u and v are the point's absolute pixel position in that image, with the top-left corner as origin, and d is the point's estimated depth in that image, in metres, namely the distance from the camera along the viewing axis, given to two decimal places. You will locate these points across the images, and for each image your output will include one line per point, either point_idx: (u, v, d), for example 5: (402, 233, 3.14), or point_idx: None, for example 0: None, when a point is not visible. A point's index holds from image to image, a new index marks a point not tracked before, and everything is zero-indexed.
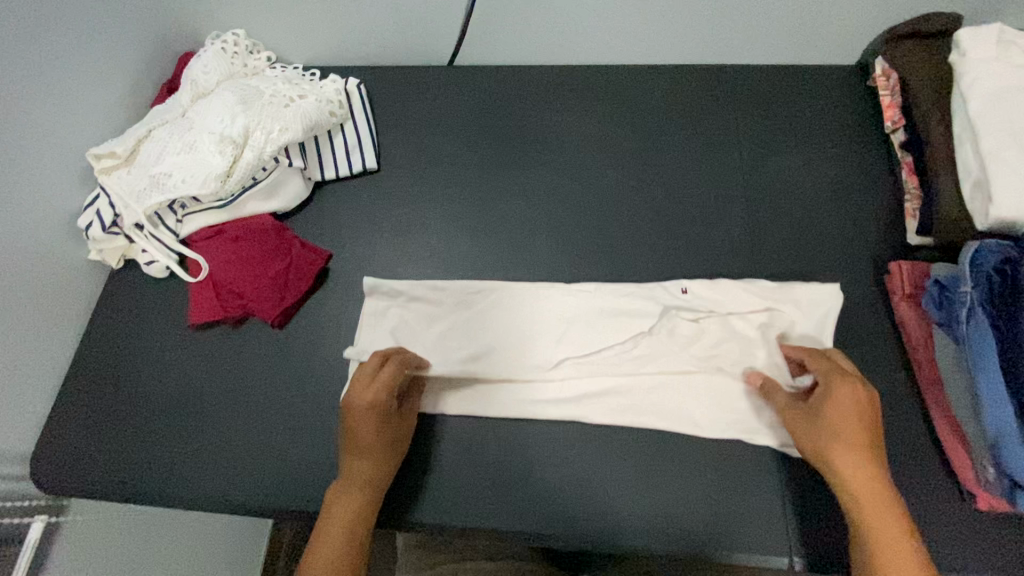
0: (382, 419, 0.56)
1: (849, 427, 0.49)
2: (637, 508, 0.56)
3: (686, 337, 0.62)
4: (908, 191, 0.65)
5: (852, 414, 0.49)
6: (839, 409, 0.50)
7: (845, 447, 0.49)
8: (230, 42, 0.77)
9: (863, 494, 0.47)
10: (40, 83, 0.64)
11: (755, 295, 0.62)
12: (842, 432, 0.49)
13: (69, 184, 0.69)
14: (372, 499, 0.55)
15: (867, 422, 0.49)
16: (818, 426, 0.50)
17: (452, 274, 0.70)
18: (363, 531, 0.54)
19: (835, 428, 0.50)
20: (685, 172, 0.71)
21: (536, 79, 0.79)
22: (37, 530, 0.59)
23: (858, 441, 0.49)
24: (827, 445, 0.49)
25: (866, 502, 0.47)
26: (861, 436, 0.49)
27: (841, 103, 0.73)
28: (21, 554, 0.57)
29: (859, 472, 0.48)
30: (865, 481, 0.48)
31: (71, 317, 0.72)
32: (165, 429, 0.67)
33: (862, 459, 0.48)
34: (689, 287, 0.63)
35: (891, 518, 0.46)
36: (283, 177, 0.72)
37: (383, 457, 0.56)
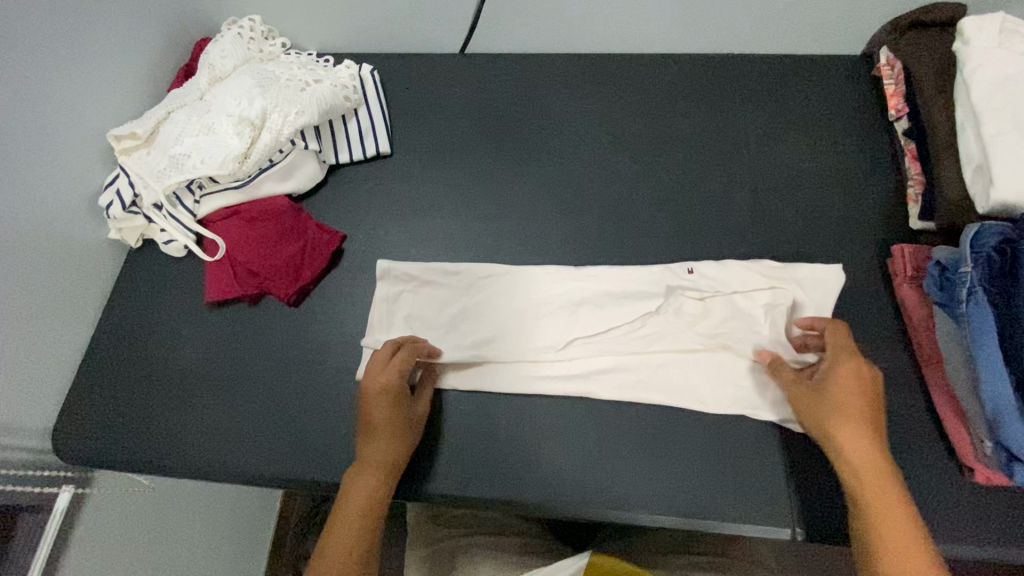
0: (394, 402, 0.59)
1: (850, 399, 0.51)
2: (643, 481, 0.58)
3: (693, 316, 0.63)
4: (911, 178, 0.66)
5: (852, 387, 0.52)
6: (842, 384, 0.52)
7: (845, 417, 0.51)
8: (247, 28, 0.78)
9: (861, 462, 0.49)
10: (62, 62, 0.65)
11: (758, 273, 0.64)
12: (844, 408, 0.51)
13: (89, 164, 0.71)
14: (387, 478, 0.56)
15: (867, 394, 0.52)
16: (823, 402, 0.52)
17: (463, 255, 0.71)
18: (379, 508, 0.56)
19: (835, 399, 0.52)
20: (692, 158, 0.72)
21: (546, 67, 0.80)
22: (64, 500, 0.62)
23: (859, 417, 0.51)
24: (828, 415, 0.52)
25: (864, 469, 0.49)
26: (861, 407, 0.51)
27: (846, 92, 0.74)
28: (47, 523, 0.60)
29: (860, 444, 0.50)
30: (865, 455, 0.49)
31: (91, 293, 0.73)
32: (184, 402, 0.68)
33: (861, 428, 0.50)
34: (696, 267, 0.65)
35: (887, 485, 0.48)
36: (298, 160, 0.74)
37: (397, 437, 0.58)
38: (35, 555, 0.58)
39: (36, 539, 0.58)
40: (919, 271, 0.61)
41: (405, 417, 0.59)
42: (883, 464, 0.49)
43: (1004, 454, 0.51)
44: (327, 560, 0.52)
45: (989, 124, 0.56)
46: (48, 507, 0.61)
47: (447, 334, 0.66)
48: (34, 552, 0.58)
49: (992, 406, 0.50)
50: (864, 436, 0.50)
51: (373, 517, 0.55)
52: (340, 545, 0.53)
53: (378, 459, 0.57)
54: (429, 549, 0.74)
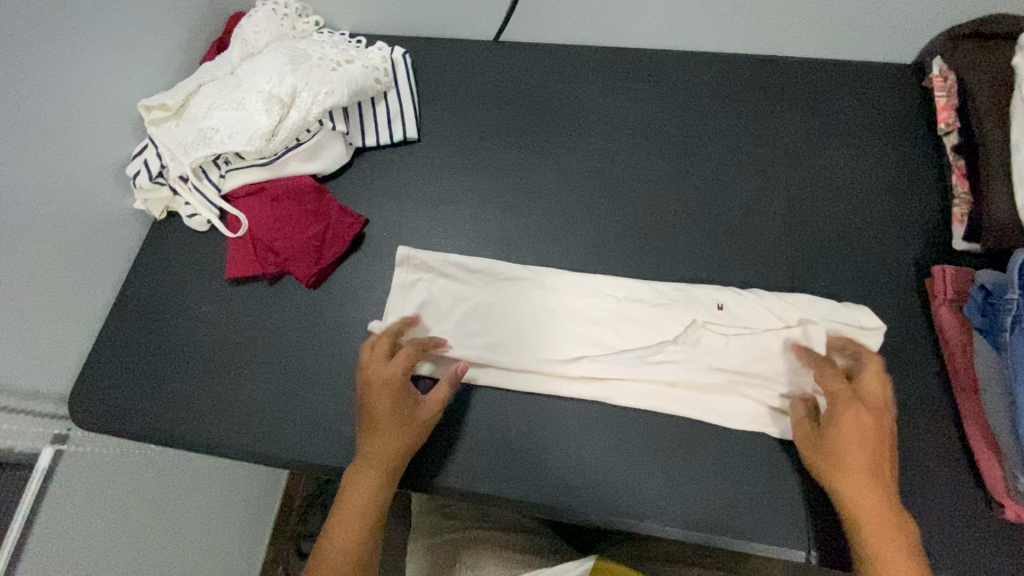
0: (401, 397, 0.58)
1: (852, 449, 0.50)
2: (654, 489, 0.57)
3: (713, 351, 0.61)
4: (957, 196, 0.63)
5: (863, 441, 0.50)
6: (841, 431, 0.51)
7: (848, 466, 0.50)
8: (282, 4, 0.77)
9: (872, 521, 0.49)
10: (98, 29, 0.65)
11: (780, 316, 0.61)
12: (841, 456, 0.50)
13: (118, 134, 0.71)
14: (389, 475, 0.56)
15: (877, 447, 0.51)
16: (821, 449, 0.52)
17: (484, 248, 0.70)
18: (380, 499, 0.56)
19: (838, 447, 0.51)
20: (726, 164, 0.70)
21: (581, 59, 0.78)
22: (46, 460, 0.60)
23: (858, 465, 0.50)
24: (823, 462, 0.51)
25: (874, 526, 0.49)
26: (865, 456, 0.50)
27: (895, 103, 0.71)
28: (30, 480, 0.58)
29: (861, 492, 0.49)
30: (866, 505, 0.49)
31: (115, 262, 0.74)
32: (197, 376, 0.69)
33: (863, 477, 0.49)
34: (725, 303, 0.62)
35: (899, 543, 0.48)
36: (326, 141, 0.73)
37: (401, 432, 0.57)
38: (17, 514, 0.56)
39: (18, 494, 0.57)
40: (960, 295, 0.58)
41: (412, 415, 0.58)
42: (893, 519, 0.49)
43: None
44: (326, 559, 0.53)
45: None
46: (32, 465, 0.59)
47: (461, 331, 0.65)
48: (16, 508, 0.56)
49: None
50: (871, 490, 0.49)
51: (371, 514, 0.55)
52: (343, 542, 0.54)
53: (380, 455, 0.56)
54: (432, 540, 0.74)
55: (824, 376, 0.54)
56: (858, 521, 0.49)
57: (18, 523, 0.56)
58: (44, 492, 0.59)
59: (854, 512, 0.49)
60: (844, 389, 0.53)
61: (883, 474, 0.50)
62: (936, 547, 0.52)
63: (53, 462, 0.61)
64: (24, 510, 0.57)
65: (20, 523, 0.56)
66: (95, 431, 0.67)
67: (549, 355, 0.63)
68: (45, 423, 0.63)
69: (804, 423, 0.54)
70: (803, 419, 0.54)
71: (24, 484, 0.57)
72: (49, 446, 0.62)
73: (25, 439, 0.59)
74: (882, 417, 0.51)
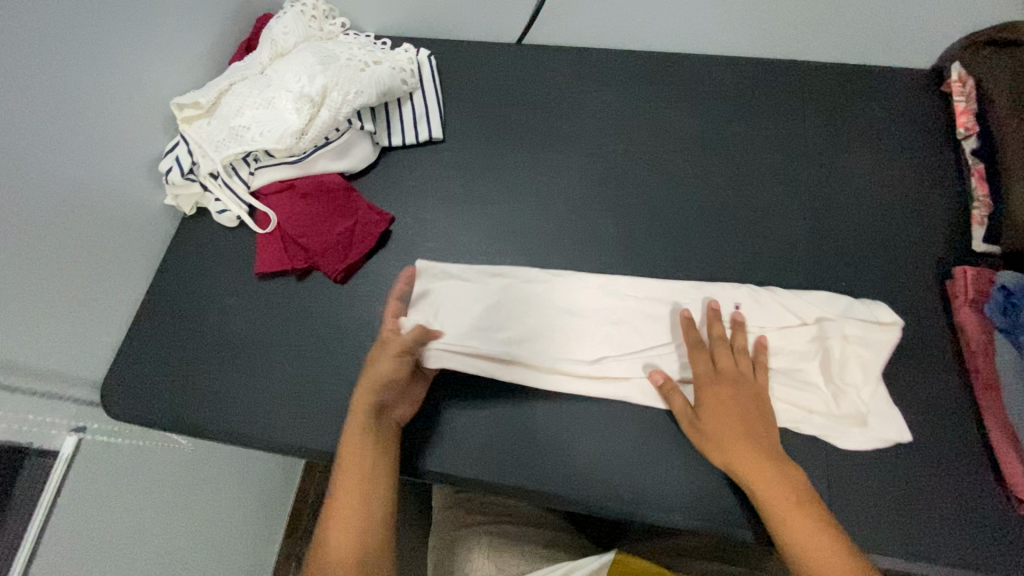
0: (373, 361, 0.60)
1: (724, 422, 0.55)
2: (679, 483, 0.58)
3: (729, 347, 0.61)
4: (977, 199, 0.65)
5: (725, 414, 0.55)
6: (711, 410, 0.56)
7: (727, 438, 0.54)
8: (310, 6, 0.79)
9: (759, 488, 0.52)
10: (134, 27, 0.67)
11: (795, 315, 0.61)
12: (718, 435, 0.54)
13: (151, 131, 0.73)
14: (357, 423, 0.58)
15: (742, 416, 0.55)
16: (703, 433, 0.55)
17: (508, 245, 0.71)
18: (352, 445, 0.57)
19: (713, 424, 0.55)
20: (747, 165, 0.71)
21: (604, 61, 0.80)
22: (69, 447, 0.61)
23: (733, 436, 0.54)
24: (710, 443, 0.55)
25: (766, 492, 0.51)
26: (737, 425, 0.55)
27: (914, 107, 0.72)
28: (52, 467, 0.59)
29: (747, 459, 0.53)
30: (755, 469, 0.52)
31: (146, 256, 0.75)
32: (225, 368, 0.70)
33: (744, 445, 0.53)
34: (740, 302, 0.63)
35: (791, 502, 0.51)
36: (354, 139, 0.75)
37: (366, 377, 0.60)
38: (40, 499, 0.57)
39: (43, 480, 0.57)
40: (981, 295, 0.59)
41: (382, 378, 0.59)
42: (779, 479, 0.52)
43: None
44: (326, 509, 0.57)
45: None
46: (55, 453, 0.60)
47: (483, 327, 0.65)
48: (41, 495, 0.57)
49: None
50: (753, 455, 0.53)
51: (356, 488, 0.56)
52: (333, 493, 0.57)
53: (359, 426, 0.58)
54: (453, 534, 0.75)
55: (693, 359, 0.59)
56: (750, 489, 0.52)
57: (40, 510, 0.56)
58: (68, 480, 0.60)
59: (749, 481, 0.52)
60: (704, 368, 0.58)
61: (758, 438, 0.54)
62: (957, 542, 0.53)
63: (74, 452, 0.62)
64: (47, 496, 0.57)
65: (44, 510, 0.57)
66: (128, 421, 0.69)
67: (579, 352, 0.63)
68: (75, 413, 0.65)
69: (686, 413, 0.57)
70: (687, 407, 0.57)
71: (48, 471, 0.58)
72: (71, 435, 0.62)
73: (49, 428, 0.60)
74: (740, 384, 0.57)
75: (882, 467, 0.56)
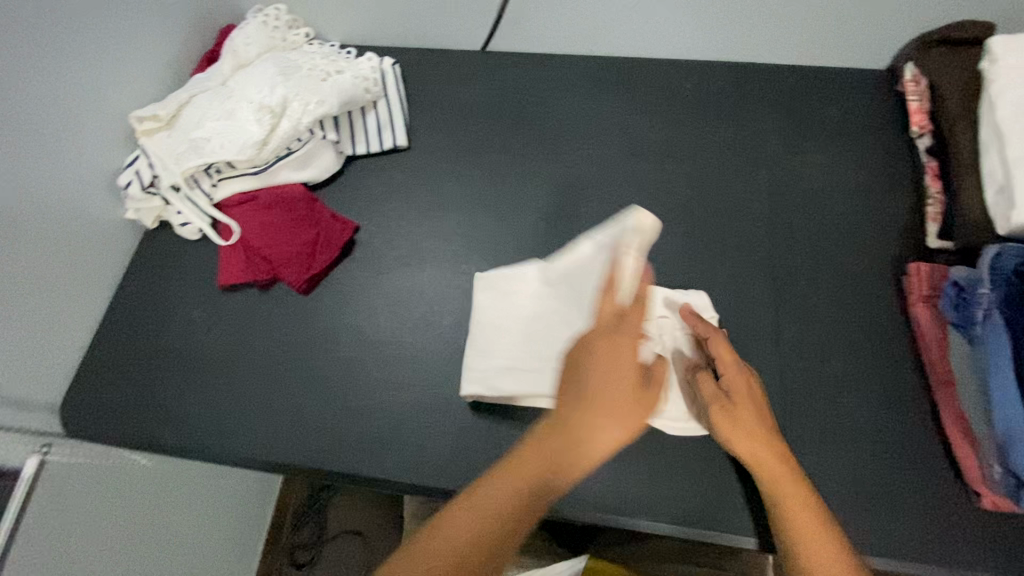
0: (628, 377, 0.48)
1: (750, 410, 0.53)
2: (641, 484, 0.58)
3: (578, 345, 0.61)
4: (931, 196, 0.65)
5: (751, 402, 0.54)
6: (741, 397, 0.54)
7: (753, 425, 0.53)
8: (272, 16, 0.79)
9: (782, 493, 0.50)
10: (87, 40, 0.66)
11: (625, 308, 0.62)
12: (744, 421, 0.53)
13: (109, 145, 0.72)
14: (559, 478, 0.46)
15: (760, 406, 0.54)
16: (733, 417, 0.53)
17: (474, 252, 0.71)
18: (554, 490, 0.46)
19: (743, 411, 0.54)
20: (709, 168, 0.72)
21: (570, 69, 0.80)
22: (32, 468, 0.60)
23: (757, 425, 0.53)
24: (733, 431, 0.53)
25: (787, 500, 0.50)
26: (760, 414, 0.54)
27: (870, 107, 0.73)
28: (13, 489, 0.57)
29: (765, 450, 0.52)
30: (775, 461, 0.51)
31: (108, 271, 0.74)
32: (189, 380, 0.69)
33: (766, 434, 0.53)
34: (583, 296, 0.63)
35: (806, 496, 0.50)
36: (316, 149, 0.74)
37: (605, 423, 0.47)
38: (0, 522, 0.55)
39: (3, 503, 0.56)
40: (935, 290, 0.60)
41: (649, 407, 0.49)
42: (801, 490, 0.50)
43: (1013, 480, 0.50)
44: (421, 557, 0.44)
45: (1014, 144, 0.56)
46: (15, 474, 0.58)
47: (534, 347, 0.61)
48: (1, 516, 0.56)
49: (1004, 429, 0.49)
50: (772, 446, 0.52)
51: (507, 529, 0.44)
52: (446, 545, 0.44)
53: (567, 451, 0.46)
54: None
55: (717, 343, 0.56)
56: (767, 481, 0.51)
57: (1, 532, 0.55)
58: (31, 502, 0.59)
59: (767, 473, 0.51)
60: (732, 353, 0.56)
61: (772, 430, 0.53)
62: (913, 535, 0.53)
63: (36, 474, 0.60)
64: (9, 517, 0.56)
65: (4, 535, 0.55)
66: (89, 440, 0.68)
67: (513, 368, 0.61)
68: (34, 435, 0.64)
69: (714, 400, 0.54)
70: (717, 394, 0.55)
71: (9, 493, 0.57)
72: (33, 458, 0.60)
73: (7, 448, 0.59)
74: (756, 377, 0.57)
75: (839, 464, 0.57)
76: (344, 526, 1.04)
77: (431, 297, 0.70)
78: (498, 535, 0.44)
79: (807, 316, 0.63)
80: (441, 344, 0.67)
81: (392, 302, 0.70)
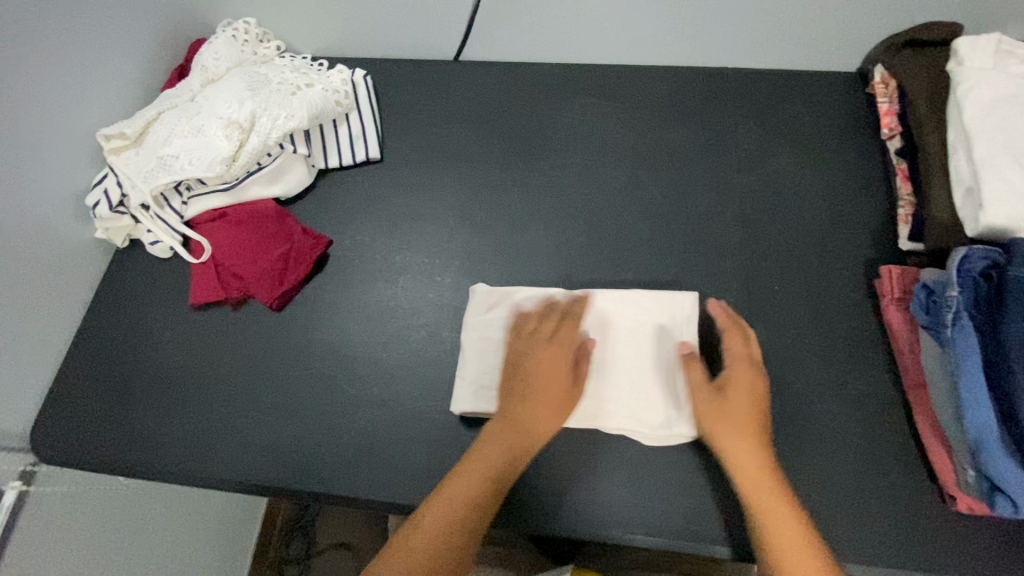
0: (561, 385, 0.57)
1: (742, 410, 0.54)
2: (616, 496, 0.57)
3: None
4: (902, 198, 0.65)
5: (745, 399, 0.54)
6: (737, 394, 0.55)
7: (741, 423, 0.53)
8: (241, 30, 0.78)
9: (763, 505, 0.50)
10: (47, 61, 0.65)
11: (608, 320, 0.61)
12: (732, 420, 0.53)
13: (76, 165, 0.71)
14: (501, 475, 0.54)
15: (753, 406, 0.54)
16: (723, 415, 0.54)
17: (449, 265, 0.71)
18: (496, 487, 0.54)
19: (733, 407, 0.54)
20: (685, 175, 0.71)
21: (545, 78, 0.80)
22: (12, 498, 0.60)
23: (744, 424, 0.53)
24: (718, 428, 0.54)
25: (760, 503, 0.50)
26: (750, 412, 0.54)
27: (842, 110, 0.74)
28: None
29: (746, 451, 0.52)
30: (753, 463, 0.52)
31: (79, 293, 0.73)
32: (162, 402, 0.68)
33: (750, 434, 0.53)
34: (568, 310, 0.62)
35: (779, 499, 0.50)
36: (287, 163, 0.74)
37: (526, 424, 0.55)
38: None
39: None
40: (906, 293, 0.60)
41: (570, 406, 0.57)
42: (777, 494, 0.50)
43: (986, 484, 0.49)
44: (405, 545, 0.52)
45: (980, 145, 0.56)
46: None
47: None
48: None
49: (973, 432, 0.49)
50: (752, 447, 0.52)
51: (460, 522, 0.52)
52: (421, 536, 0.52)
53: (501, 446, 0.55)
54: None
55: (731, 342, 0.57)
56: (742, 482, 0.52)
57: None
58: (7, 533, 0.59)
59: (746, 474, 0.51)
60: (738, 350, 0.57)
61: (760, 429, 0.53)
62: (888, 542, 0.53)
63: (16, 504, 0.60)
64: None
65: None
66: (58, 466, 0.67)
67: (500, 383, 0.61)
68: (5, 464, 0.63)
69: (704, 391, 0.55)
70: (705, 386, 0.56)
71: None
72: (12, 490, 0.61)
73: None
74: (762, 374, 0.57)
75: (814, 471, 0.56)
76: (334, 539, 1.03)
77: (405, 311, 0.69)
78: (458, 526, 0.52)
79: (783, 321, 0.63)
80: (416, 359, 0.66)
81: (366, 317, 0.69)
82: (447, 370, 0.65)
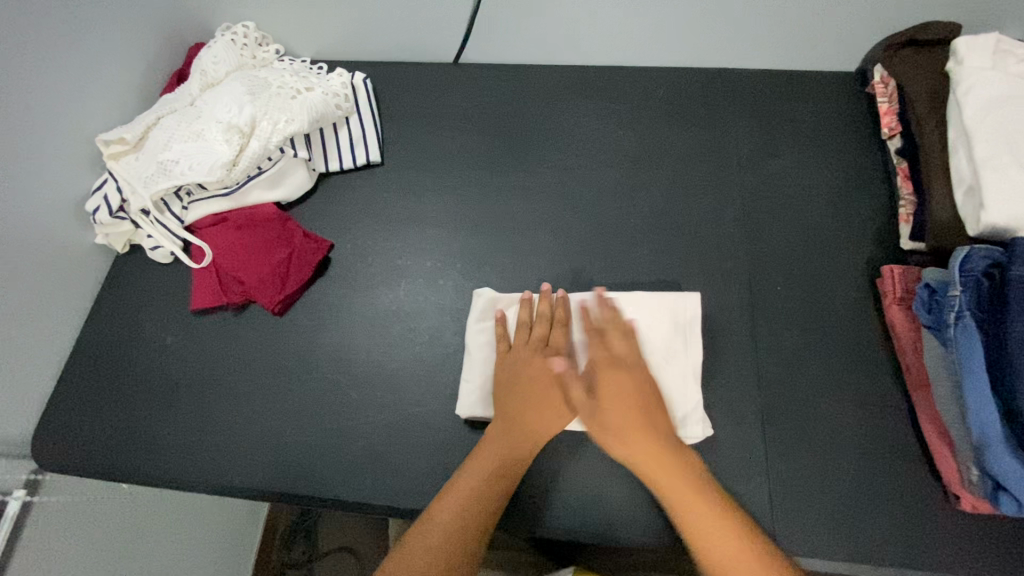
0: (542, 393, 0.58)
1: (618, 411, 0.55)
2: (620, 497, 0.57)
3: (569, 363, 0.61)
4: (902, 198, 0.65)
5: (619, 400, 0.55)
6: (609, 396, 0.56)
7: (625, 425, 0.54)
8: (240, 33, 0.78)
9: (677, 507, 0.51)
10: (46, 67, 0.65)
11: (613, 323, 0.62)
12: (616, 423, 0.54)
13: (76, 170, 0.71)
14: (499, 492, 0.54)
15: (634, 404, 0.55)
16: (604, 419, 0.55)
17: (451, 267, 0.71)
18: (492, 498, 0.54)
19: (611, 410, 0.55)
20: (685, 176, 0.71)
21: (545, 81, 0.80)
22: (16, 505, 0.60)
23: (631, 425, 0.54)
24: (608, 434, 0.55)
25: (675, 500, 0.51)
26: (629, 411, 0.55)
27: (842, 110, 0.74)
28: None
29: (641, 450, 0.53)
30: (653, 461, 0.52)
31: (79, 299, 0.73)
32: (164, 407, 0.68)
33: (640, 434, 0.54)
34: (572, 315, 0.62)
35: (690, 494, 0.51)
36: (288, 167, 0.73)
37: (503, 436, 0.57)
38: None
39: None
40: (908, 293, 0.60)
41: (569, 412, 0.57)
42: (693, 489, 0.51)
43: (990, 482, 0.49)
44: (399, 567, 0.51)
45: (981, 144, 0.56)
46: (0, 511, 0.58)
47: None
48: None
49: (978, 431, 0.49)
50: (645, 446, 0.53)
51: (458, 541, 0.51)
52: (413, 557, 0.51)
53: (486, 459, 0.56)
54: None
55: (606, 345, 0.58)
56: (653, 480, 0.52)
57: None
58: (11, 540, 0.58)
59: (652, 473, 0.52)
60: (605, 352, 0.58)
61: (648, 426, 0.54)
62: (893, 540, 0.53)
63: (19, 511, 0.60)
64: None
65: None
66: (60, 472, 0.66)
67: None
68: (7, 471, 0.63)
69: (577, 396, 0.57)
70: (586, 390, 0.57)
71: None
72: (17, 498, 0.60)
73: None
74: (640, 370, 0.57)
75: (818, 471, 0.57)
76: (336, 543, 1.03)
77: (408, 314, 0.69)
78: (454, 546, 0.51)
79: (785, 321, 0.63)
80: (419, 362, 0.66)
81: (368, 321, 0.69)
82: (450, 373, 0.65)
